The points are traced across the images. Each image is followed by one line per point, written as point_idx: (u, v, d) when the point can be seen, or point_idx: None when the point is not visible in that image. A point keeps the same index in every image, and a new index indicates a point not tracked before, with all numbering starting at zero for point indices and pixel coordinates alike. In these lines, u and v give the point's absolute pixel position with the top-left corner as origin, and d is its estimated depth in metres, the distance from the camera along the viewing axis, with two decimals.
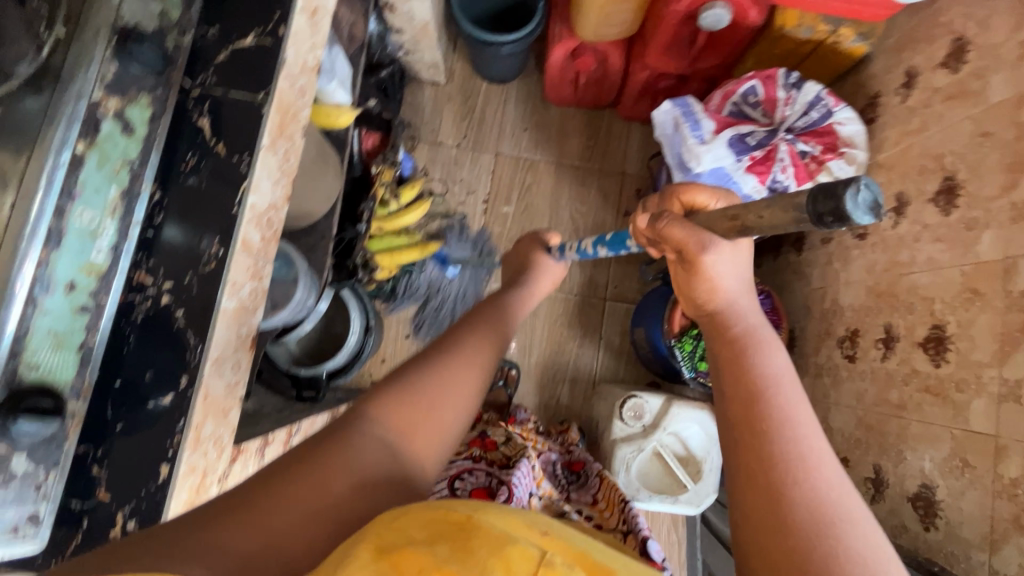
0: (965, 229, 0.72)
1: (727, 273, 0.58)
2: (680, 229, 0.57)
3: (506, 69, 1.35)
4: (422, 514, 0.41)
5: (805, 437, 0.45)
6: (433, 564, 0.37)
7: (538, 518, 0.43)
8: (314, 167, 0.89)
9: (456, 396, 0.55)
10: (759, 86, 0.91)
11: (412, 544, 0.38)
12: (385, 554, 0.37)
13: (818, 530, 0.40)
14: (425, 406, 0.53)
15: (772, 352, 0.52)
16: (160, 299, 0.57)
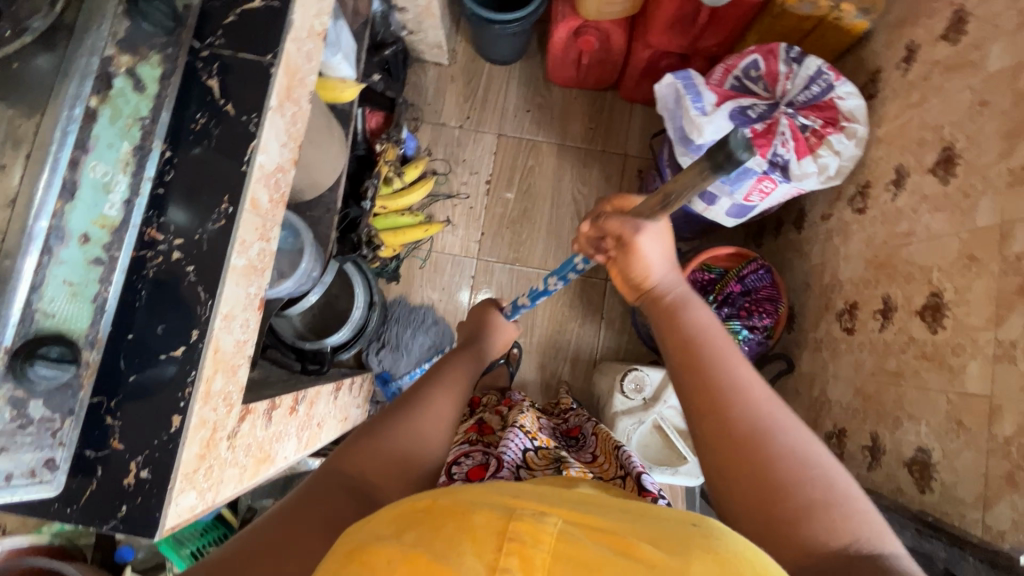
0: (963, 197, 0.73)
1: (661, 250, 0.59)
2: (613, 218, 0.59)
3: (509, 49, 1.36)
4: (387, 512, 0.41)
5: (756, 383, 0.47)
6: (399, 552, 0.37)
7: (514, 492, 0.43)
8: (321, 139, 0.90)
9: (427, 435, 0.56)
10: (760, 60, 0.92)
11: (380, 539, 0.39)
12: (354, 555, 0.38)
13: (777, 460, 0.42)
14: (396, 456, 0.53)
15: (702, 309, 0.55)
16: (171, 254, 0.58)
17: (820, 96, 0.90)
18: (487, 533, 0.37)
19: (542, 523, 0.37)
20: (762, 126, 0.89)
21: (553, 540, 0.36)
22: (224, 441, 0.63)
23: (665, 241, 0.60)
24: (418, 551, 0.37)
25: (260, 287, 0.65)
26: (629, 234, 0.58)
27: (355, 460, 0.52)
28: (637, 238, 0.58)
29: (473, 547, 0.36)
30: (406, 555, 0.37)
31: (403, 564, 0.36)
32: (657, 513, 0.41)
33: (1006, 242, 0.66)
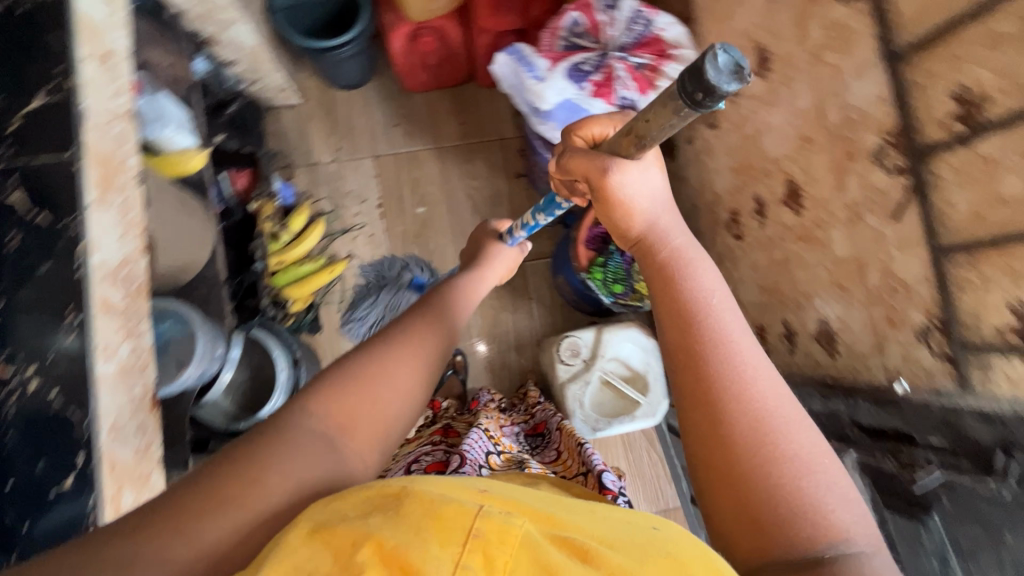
0: (783, 87, 0.79)
1: (643, 193, 0.55)
2: (582, 158, 0.54)
3: (356, 71, 1.35)
4: (355, 493, 0.42)
5: (743, 358, 0.47)
6: (365, 532, 0.38)
7: (470, 486, 0.45)
8: (181, 215, 0.86)
9: (399, 380, 0.53)
10: (580, 16, 0.96)
11: (347, 520, 0.39)
12: (318, 530, 0.39)
13: (763, 439, 0.43)
14: (371, 406, 0.51)
15: (698, 272, 0.53)
16: (27, 386, 0.54)
17: (643, 33, 0.95)
18: (456, 526, 0.38)
19: (507, 523, 0.39)
20: (600, 76, 0.92)
21: (518, 544, 0.39)
22: None
23: (651, 190, 0.55)
24: (384, 534, 0.38)
25: (147, 386, 0.61)
26: (596, 176, 0.54)
27: (325, 404, 0.49)
28: (609, 178, 0.53)
29: (439, 539, 0.38)
30: (371, 539, 0.37)
31: (369, 545, 0.37)
32: (620, 519, 0.44)
33: (824, 116, 0.72)
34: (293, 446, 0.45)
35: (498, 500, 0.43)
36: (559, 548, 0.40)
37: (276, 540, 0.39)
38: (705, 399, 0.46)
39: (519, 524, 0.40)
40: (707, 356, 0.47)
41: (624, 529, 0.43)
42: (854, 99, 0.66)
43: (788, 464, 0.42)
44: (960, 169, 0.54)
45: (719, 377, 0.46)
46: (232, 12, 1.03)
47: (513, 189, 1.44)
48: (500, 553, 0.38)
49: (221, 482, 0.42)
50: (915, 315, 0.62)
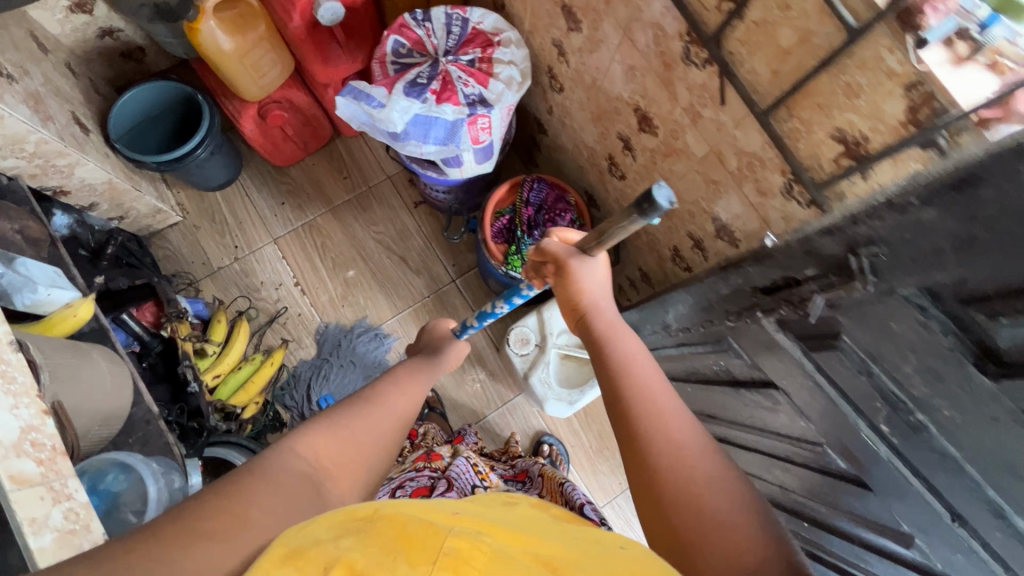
0: (595, 30, 0.84)
1: (593, 274, 0.66)
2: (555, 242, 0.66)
3: (222, 168, 1.34)
4: (328, 517, 0.44)
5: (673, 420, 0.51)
6: (336, 552, 0.40)
7: (454, 510, 0.46)
8: (83, 365, 0.82)
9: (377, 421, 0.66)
10: (399, 37, 0.99)
11: (319, 544, 0.41)
12: (296, 554, 0.40)
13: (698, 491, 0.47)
14: (352, 445, 0.60)
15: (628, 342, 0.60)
16: None
17: (463, 32, 1.00)
18: (427, 543, 0.40)
19: (478, 539, 0.41)
20: (439, 83, 0.95)
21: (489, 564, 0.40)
22: None
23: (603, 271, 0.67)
24: (355, 556, 0.39)
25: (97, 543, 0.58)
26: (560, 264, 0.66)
27: (314, 445, 0.58)
28: (570, 265, 0.65)
29: (409, 557, 0.39)
30: (344, 560, 0.39)
31: (337, 566, 0.39)
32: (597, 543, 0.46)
33: (634, 41, 0.77)
34: (285, 482, 0.51)
35: (471, 520, 0.44)
36: (526, 557, 0.41)
37: (253, 566, 0.40)
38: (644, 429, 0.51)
39: (489, 543, 0.41)
40: (643, 417, 0.52)
41: (594, 545, 0.45)
42: (649, 17, 0.71)
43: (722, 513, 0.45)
44: (746, 39, 0.59)
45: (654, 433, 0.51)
46: (70, 154, 1.01)
47: (418, 218, 1.45)
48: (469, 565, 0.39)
49: (213, 516, 0.44)
50: (774, 178, 0.67)
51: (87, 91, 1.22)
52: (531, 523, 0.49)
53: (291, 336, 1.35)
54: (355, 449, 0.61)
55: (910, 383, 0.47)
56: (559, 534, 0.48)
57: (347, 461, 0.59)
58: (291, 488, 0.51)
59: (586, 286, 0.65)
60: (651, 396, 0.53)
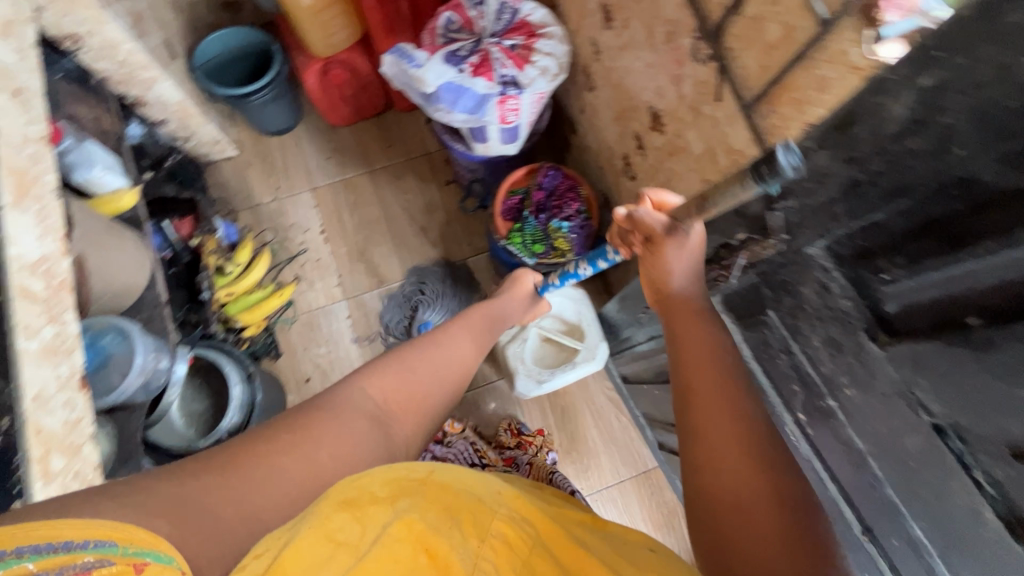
0: (625, 28, 0.90)
1: (691, 248, 0.64)
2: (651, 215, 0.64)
3: (283, 115, 1.48)
4: (379, 474, 0.50)
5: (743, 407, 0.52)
6: (397, 512, 0.46)
7: (488, 485, 0.54)
8: (113, 238, 0.93)
9: (437, 371, 0.72)
10: (453, 15, 1.09)
11: (379, 501, 0.48)
12: (347, 503, 0.47)
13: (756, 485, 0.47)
14: (409, 386, 0.68)
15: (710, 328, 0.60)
16: None
17: (511, 20, 1.08)
18: (478, 520, 0.49)
19: (518, 526, 0.50)
20: (477, 59, 1.03)
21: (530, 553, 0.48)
22: None
23: (695, 255, 0.65)
24: (413, 517, 0.46)
25: (73, 367, 0.66)
26: (658, 241, 0.64)
27: (371, 388, 0.65)
28: (668, 248, 0.64)
29: (463, 528, 0.47)
30: (405, 519, 0.46)
31: (398, 523, 0.45)
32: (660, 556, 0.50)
33: (655, 39, 0.82)
34: (351, 421, 0.59)
35: (517, 505, 0.53)
36: (564, 556, 0.49)
37: (310, 510, 0.46)
38: (705, 433, 0.51)
39: (527, 532, 0.50)
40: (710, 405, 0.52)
41: (625, 551, 0.51)
42: (668, 14, 0.77)
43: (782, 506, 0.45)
44: (742, 34, 0.63)
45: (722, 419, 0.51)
46: (153, 69, 1.15)
47: (445, 195, 1.53)
48: (513, 549, 0.48)
49: (282, 450, 0.53)
50: None
51: (186, 25, 1.38)
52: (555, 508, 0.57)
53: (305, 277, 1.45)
54: (414, 386, 0.69)
55: (821, 361, 0.54)
56: (584, 529, 0.55)
57: (409, 400, 0.67)
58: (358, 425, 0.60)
59: (674, 264, 0.65)
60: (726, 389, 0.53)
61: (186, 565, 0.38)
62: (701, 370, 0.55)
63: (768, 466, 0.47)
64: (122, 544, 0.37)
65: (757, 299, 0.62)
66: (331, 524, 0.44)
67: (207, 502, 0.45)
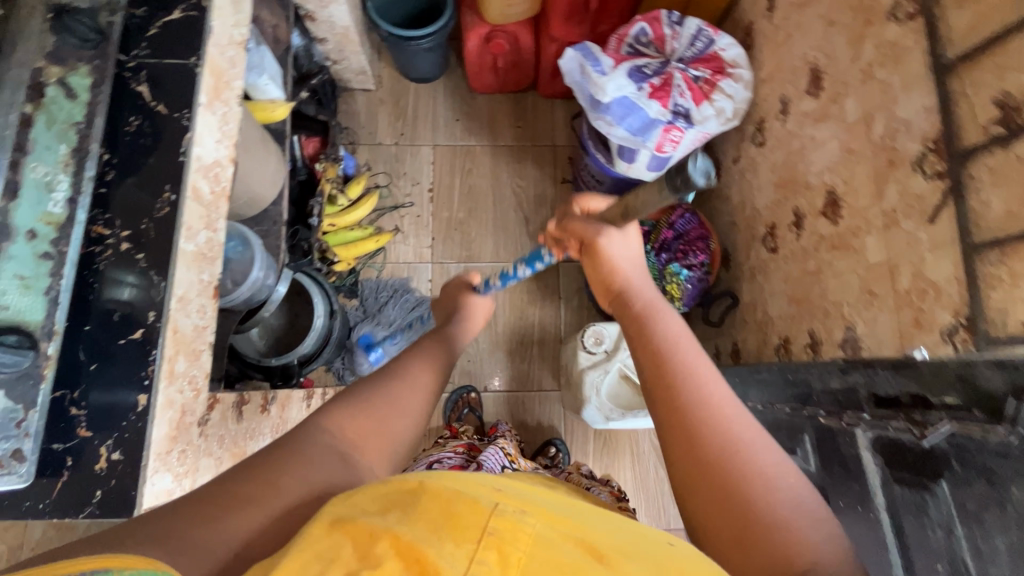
0: (833, 103, 0.84)
1: (626, 252, 0.65)
2: (580, 224, 0.67)
3: (430, 65, 1.46)
4: (373, 488, 0.43)
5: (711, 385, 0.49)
6: (382, 525, 0.39)
7: (495, 488, 0.46)
8: (261, 150, 0.94)
9: (410, 401, 0.58)
10: (647, 27, 1.03)
11: (367, 519, 0.40)
12: (339, 523, 0.40)
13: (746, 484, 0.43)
14: (379, 421, 0.55)
15: (668, 317, 0.57)
16: (119, 246, 0.60)
17: (704, 50, 1.02)
18: (471, 521, 0.40)
19: (518, 514, 0.41)
20: (659, 81, 0.99)
21: (529, 540, 0.40)
22: (196, 431, 0.65)
23: (631, 239, 0.67)
24: (402, 530, 0.39)
25: (213, 275, 0.68)
26: (591, 239, 0.66)
27: (341, 421, 0.53)
28: (599, 242, 0.65)
29: (454, 536, 0.39)
30: (391, 532, 0.39)
31: (387, 541, 0.39)
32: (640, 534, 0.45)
33: (870, 128, 0.76)
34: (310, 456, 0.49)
35: (512, 498, 0.44)
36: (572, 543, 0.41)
37: (298, 534, 0.40)
38: (670, 432, 0.48)
39: (527, 520, 0.41)
40: (688, 397, 0.48)
41: (635, 535, 0.45)
42: (900, 111, 0.70)
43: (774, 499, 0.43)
44: (998, 170, 0.57)
45: (696, 409, 0.48)
46: None
47: (558, 192, 1.50)
48: (510, 551, 0.40)
49: (248, 480, 0.45)
50: (941, 316, 0.64)
51: None
52: (575, 510, 0.48)
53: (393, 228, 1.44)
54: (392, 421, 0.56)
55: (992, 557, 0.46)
56: (605, 520, 0.47)
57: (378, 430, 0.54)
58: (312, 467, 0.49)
59: (617, 262, 0.64)
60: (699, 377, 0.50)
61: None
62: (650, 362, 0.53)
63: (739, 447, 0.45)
64: None
65: (922, 457, 0.55)
66: (319, 547, 0.38)
67: (193, 534, 0.40)
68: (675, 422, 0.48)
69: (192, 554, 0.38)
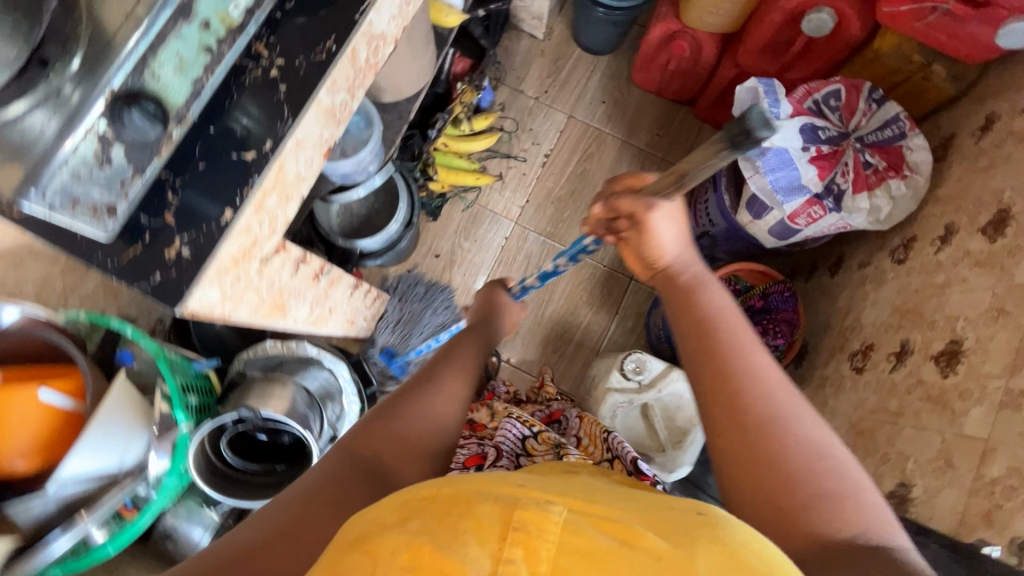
0: (1007, 254, 0.74)
1: (671, 228, 0.63)
2: (627, 198, 0.63)
3: (605, 38, 1.42)
4: (393, 500, 0.44)
5: (769, 379, 0.49)
6: (405, 538, 0.39)
7: (512, 482, 0.46)
8: (418, 46, 0.94)
9: (434, 420, 0.64)
10: (843, 91, 0.95)
11: (386, 530, 0.41)
12: (361, 541, 0.40)
13: (805, 478, 0.44)
14: (405, 440, 0.60)
15: (716, 292, 0.58)
16: (269, 71, 0.63)
17: (889, 140, 0.93)
18: (491, 523, 0.39)
19: (546, 509, 0.40)
20: (828, 149, 0.92)
21: (559, 531, 0.38)
22: (256, 266, 0.68)
23: (680, 221, 0.65)
24: (423, 539, 0.39)
25: (332, 135, 0.69)
26: (641, 213, 0.62)
27: (375, 440, 0.59)
28: (651, 216, 0.62)
29: (476, 537, 0.38)
30: (411, 543, 0.39)
31: (407, 552, 0.38)
32: (665, 508, 0.42)
33: None
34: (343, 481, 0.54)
35: (537, 492, 0.43)
36: (597, 526, 0.40)
37: (326, 555, 0.41)
38: (719, 415, 0.49)
39: (553, 511, 0.40)
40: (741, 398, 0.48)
41: (664, 511, 0.42)
42: None
43: (839, 492, 0.44)
44: None
45: (751, 412, 0.47)
46: None
47: None
48: (535, 548, 0.38)
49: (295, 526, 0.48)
50: (1023, 525, 0.56)
51: None
52: (574, 496, 0.46)
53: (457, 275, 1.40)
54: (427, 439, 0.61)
55: None
56: (625, 503, 0.44)
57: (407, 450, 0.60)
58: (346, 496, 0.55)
59: (660, 242, 0.63)
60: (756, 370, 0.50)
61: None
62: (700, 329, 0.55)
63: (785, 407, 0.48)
64: None
65: None
66: (342, 566, 0.39)
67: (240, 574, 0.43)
68: (725, 422, 0.48)
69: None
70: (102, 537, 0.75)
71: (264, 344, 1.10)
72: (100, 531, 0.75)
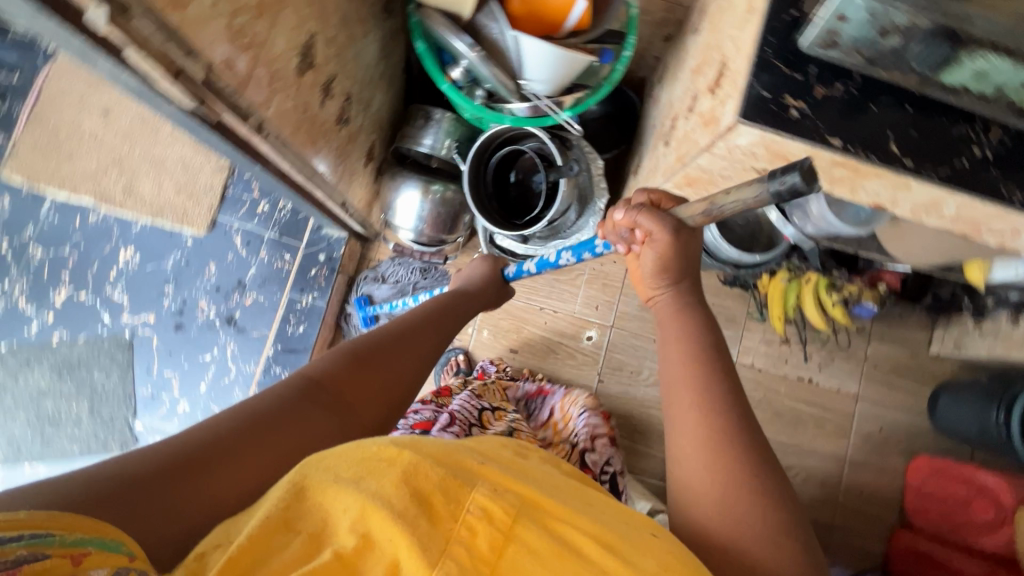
0: None
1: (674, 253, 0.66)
2: (648, 221, 0.66)
3: (957, 419, 1.30)
4: (351, 453, 0.48)
5: (726, 432, 0.58)
6: (356, 500, 0.44)
7: (462, 449, 0.53)
8: (951, 248, 0.92)
9: (396, 364, 0.70)
10: None
11: (338, 482, 0.46)
12: (309, 486, 0.46)
13: (759, 526, 0.54)
14: (366, 375, 0.66)
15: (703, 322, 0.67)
16: (971, 142, 0.63)
17: None
18: (450, 499, 0.47)
19: (502, 500, 0.48)
20: None
21: (507, 520, 0.47)
22: (756, 166, 0.71)
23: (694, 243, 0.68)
24: (376, 501, 0.44)
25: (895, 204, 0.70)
26: (659, 236, 0.65)
27: (340, 376, 0.64)
28: (665, 236, 0.65)
29: (429, 517, 0.45)
30: (365, 503, 0.44)
31: (359, 509, 0.44)
32: (620, 529, 0.50)
33: None
34: (310, 415, 0.59)
35: (491, 474, 0.51)
36: (546, 523, 0.48)
37: (269, 501, 0.45)
38: (687, 470, 0.58)
39: (508, 501, 0.48)
40: (701, 461, 0.58)
41: (624, 525, 0.51)
42: None
43: (774, 536, 0.54)
44: None
45: (707, 475, 0.57)
46: None
47: None
48: (491, 524, 0.46)
49: (253, 442, 0.54)
50: None
51: None
52: (520, 463, 0.56)
53: (612, 325, 1.38)
54: (378, 375, 0.67)
55: None
56: (583, 499, 0.54)
57: (367, 389, 0.65)
58: (311, 415, 0.59)
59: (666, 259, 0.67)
60: (714, 430, 0.59)
61: (132, 555, 0.39)
62: (684, 366, 0.63)
63: (732, 447, 0.58)
64: (62, 534, 0.37)
65: None
66: (291, 513, 0.44)
67: (181, 490, 0.48)
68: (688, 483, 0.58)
69: (162, 518, 0.46)
70: (454, 77, 0.89)
71: (595, 159, 1.12)
72: (457, 72, 0.88)
